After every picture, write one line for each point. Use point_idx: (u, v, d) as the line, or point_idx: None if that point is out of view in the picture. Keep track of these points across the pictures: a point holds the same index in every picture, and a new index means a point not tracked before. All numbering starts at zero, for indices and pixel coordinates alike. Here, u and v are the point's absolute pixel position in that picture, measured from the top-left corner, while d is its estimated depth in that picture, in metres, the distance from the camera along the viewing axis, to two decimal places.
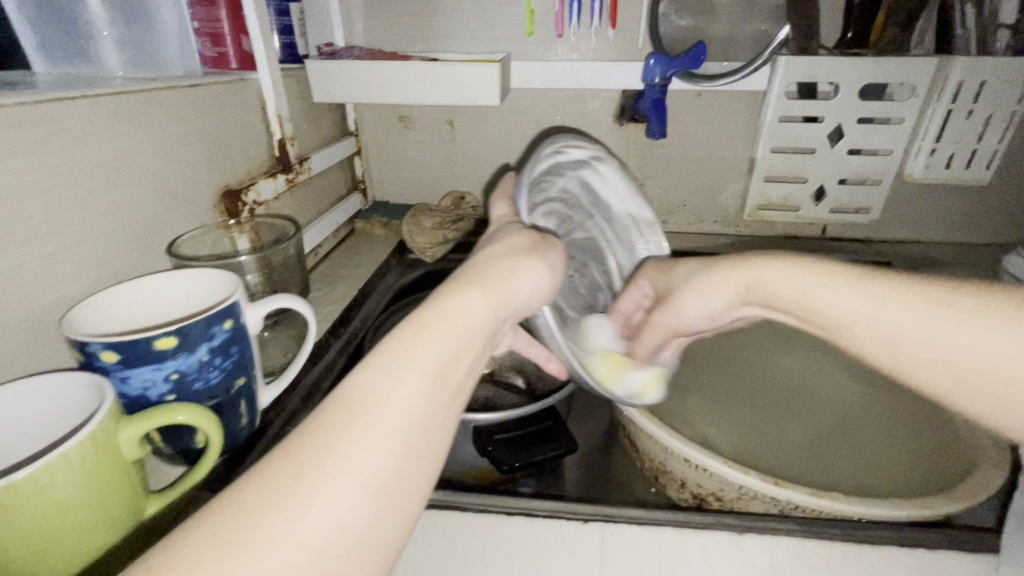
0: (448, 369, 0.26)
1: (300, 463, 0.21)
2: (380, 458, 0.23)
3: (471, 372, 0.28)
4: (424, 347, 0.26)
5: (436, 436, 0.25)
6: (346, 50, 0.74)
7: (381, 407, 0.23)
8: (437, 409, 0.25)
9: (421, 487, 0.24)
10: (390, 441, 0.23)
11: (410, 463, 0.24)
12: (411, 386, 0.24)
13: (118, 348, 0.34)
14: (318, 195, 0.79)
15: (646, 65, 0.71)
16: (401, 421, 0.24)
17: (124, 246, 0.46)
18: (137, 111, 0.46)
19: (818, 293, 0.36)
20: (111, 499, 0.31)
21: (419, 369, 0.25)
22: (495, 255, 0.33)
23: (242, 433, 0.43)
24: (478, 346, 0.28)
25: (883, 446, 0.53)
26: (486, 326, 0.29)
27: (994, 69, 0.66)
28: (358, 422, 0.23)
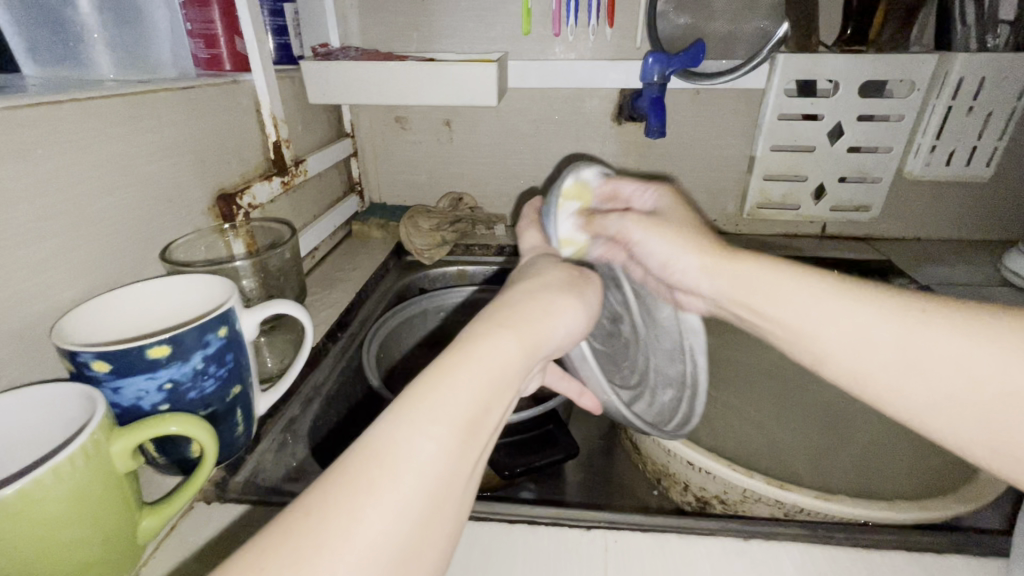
0: (478, 423, 0.25)
1: (320, 521, 0.20)
2: (403, 520, 0.21)
3: (500, 422, 0.27)
4: (454, 398, 0.24)
5: (460, 492, 0.24)
6: (341, 51, 0.74)
7: (408, 463, 0.22)
8: (466, 464, 0.24)
9: (442, 547, 0.23)
10: (416, 500, 0.22)
11: (434, 523, 0.23)
12: (440, 439, 0.23)
13: (110, 358, 0.33)
14: (314, 198, 0.78)
15: (644, 64, 0.71)
16: (429, 478, 0.22)
17: (117, 252, 0.45)
18: (129, 114, 0.45)
19: (783, 290, 0.34)
20: (105, 512, 0.30)
21: (449, 420, 0.24)
22: (530, 288, 0.32)
23: (239, 442, 0.42)
24: (509, 394, 0.27)
25: (886, 446, 0.52)
26: (520, 372, 0.28)
27: (994, 65, 0.65)
28: (380, 480, 0.22)
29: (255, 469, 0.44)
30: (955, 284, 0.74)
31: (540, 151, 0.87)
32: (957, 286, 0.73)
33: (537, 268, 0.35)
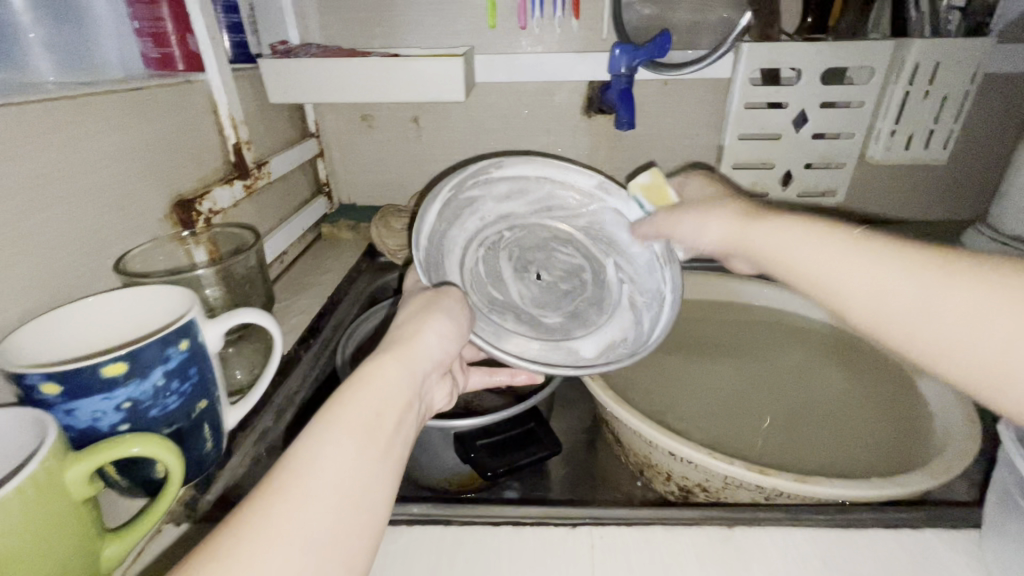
0: (377, 428, 0.29)
1: (247, 528, 0.23)
2: (321, 515, 0.25)
3: (403, 428, 0.31)
4: (351, 411, 0.29)
5: (374, 490, 0.27)
6: (301, 48, 0.71)
7: (317, 469, 0.26)
8: (373, 461, 0.28)
9: (364, 540, 0.26)
10: (329, 497, 0.26)
11: (352, 515, 0.26)
12: (343, 445, 0.27)
13: (61, 378, 0.31)
14: (280, 200, 0.76)
15: (612, 55, 0.70)
16: (337, 477, 0.26)
17: (66, 266, 0.43)
18: (70, 119, 0.42)
19: (792, 242, 0.38)
20: (62, 544, 0.28)
21: (348, 430, 0.28)
22: (409, 319, 0.38)
23: (208, 458, 0.40)
24: (404, 403, 0.31)
25: (863, 417, 0.54)
26: (408, 385, 0.32)
27: (946, 50, 0.67)
28: (294, 487, 0.25)
29: (227, 484, 0.42)
30: None
31: (511, 146, 0.86)
32: None
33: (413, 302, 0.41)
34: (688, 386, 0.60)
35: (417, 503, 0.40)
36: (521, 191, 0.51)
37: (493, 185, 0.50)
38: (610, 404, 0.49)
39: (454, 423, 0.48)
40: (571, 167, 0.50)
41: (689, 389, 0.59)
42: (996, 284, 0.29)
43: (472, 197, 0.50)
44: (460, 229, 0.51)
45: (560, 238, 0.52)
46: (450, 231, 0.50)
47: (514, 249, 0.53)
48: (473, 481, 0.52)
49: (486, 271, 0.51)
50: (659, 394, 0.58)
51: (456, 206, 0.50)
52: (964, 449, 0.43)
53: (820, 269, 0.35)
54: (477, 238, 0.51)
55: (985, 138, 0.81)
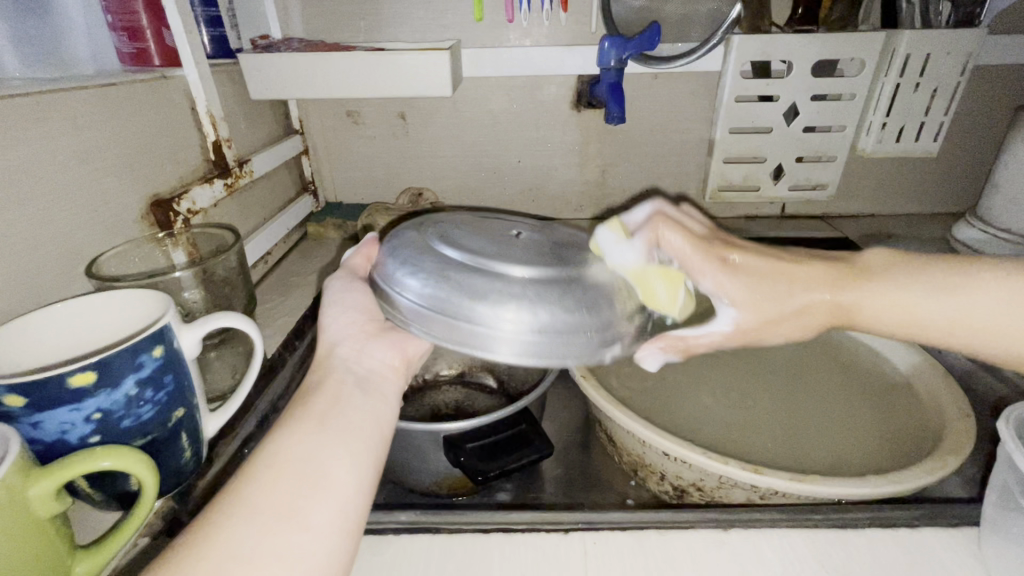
0: (305, 413, 0.33)
1: (213, 515, 0.27)
2: (279, 485, 0.28)
3: (346, 402, 0.34)
4: (292, 413, 0.33)
5: (322, 461, 0.30)
6: (282, 42, 0.69)
7: (266, 456, 0.30)
8: (318, 436, 0.31)
9: (331, 503, 0.29)
10: (280, 471, 0.29)
11: (309, 477, 0.29)
12: (288, 435, 0.31)
13: (26, 390, 0.30)
14: (264, 199, 0.74)
15: (601, 48, 0.68)
16: (283, 454, 0.30)
17: (33, 270, 0.41)
18: (36, 116, 0.40)
19: (905, 297, 0.39)
20: (27, 566, 0.27)
21: (290, 425, 0.32)
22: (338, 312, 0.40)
23: (187, 469, 0.39)
24: (340, 388, 0.35)
25: (845, 400, 0.56)
26: (341, 377, 0.36)
27: (937, 41, 0.67)
28: (250, 474, 0.29)
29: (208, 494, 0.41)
30: None
31: (499, 142, 0.84)
32: None
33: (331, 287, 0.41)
34: (677, 387, 0.59)
35: (406, 510, 0.39)
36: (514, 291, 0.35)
37: (474, 301, 0.35)
38: (602, 403, 0.48)
39: (444, 425, 0.47)
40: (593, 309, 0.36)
41: (680, 387, 0.59)
42: None
43: (439, 304, 0.35)
44: (415, 273, 0.36)
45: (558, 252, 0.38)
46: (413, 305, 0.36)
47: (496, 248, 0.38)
48: (463, 484, 0.51)
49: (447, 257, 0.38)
50: (654, 395, 0.57)
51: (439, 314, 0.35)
52: (958, 448, 0.42)
53: (897, 317, 0.39)
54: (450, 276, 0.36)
55: (974, 131, 0.81)
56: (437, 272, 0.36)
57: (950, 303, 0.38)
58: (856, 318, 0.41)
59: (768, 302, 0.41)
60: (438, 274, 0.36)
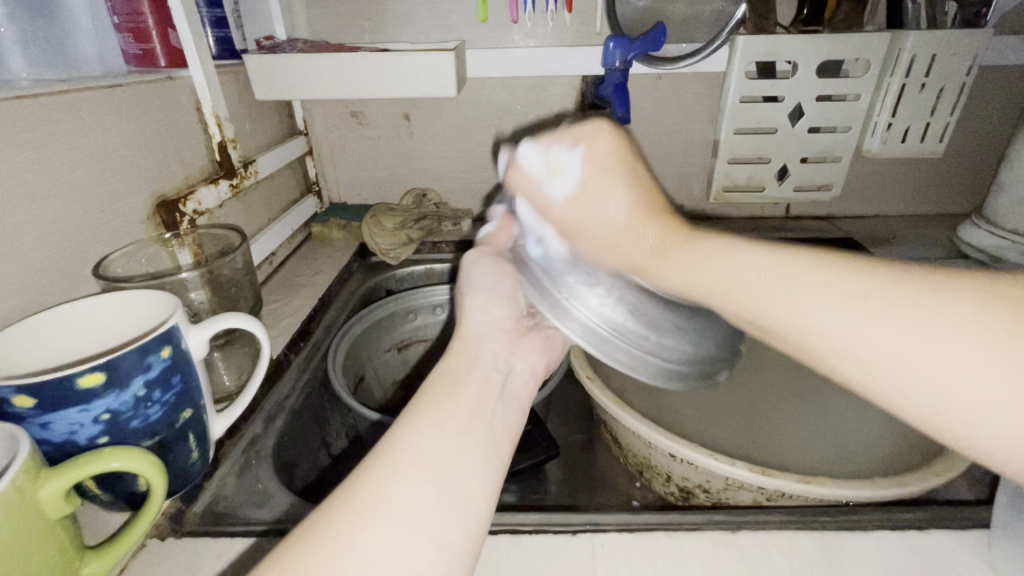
0: (453, 405, 0.32)
1: (362, 503, 0.26)
2: (429, 486, 0.28)
3: (488, 403, 0.34)
4: (437, 403, 0.32)
5: (464, 467, 0.29)
6: (287, 43, 0.69)
7: (413, 447, 0.29)
8: (466, 437, 0.31)
9: (469, 517, 0.28)
10: (428, 467, 0.28)
11: (459, 479, 0.29)
12: (436, 428, 0.30)
13: (33, 391, 0.30)
14: (268, 200, 0.74)
15: (605, 49, 0.68)
16: (430, 451, 0.29)
17: (42, 270, 0.41)
18: (44, 116, 0.40)
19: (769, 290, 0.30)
20: (36, 567, 0.27)
21: (439, 416, 0.31)
22: (478, 304, 0.41)
23: (194, 469, 0.39)
24: (478, 386, 0.34)
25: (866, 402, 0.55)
26: (478, 374, 0.35)
27: (943, 41, 0.66)
28: (395, 465, 0.28)
29: (214, 496, 0.41)
30: (917, 259, 0.75)
31: (503, 143, 0.84)
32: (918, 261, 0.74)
33: (473, 263, 0.43)
34: None
35: None
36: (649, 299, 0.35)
37: (595, 294, 0.34)
38: (607, 404, 0.48)
39: None
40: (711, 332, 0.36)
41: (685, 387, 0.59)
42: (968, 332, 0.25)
43: (566, 293, 0.35)
44: (552, 250, 0.35)
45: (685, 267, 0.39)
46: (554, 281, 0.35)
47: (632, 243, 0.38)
48: None
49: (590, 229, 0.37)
50: (659, 397, 0.57)
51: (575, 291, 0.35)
52: (951, 461, 0.41)
53: (711, 288, 0.32)
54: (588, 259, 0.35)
55: (979, 131, 0.81)
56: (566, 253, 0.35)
57: (771, 286, 0.30)
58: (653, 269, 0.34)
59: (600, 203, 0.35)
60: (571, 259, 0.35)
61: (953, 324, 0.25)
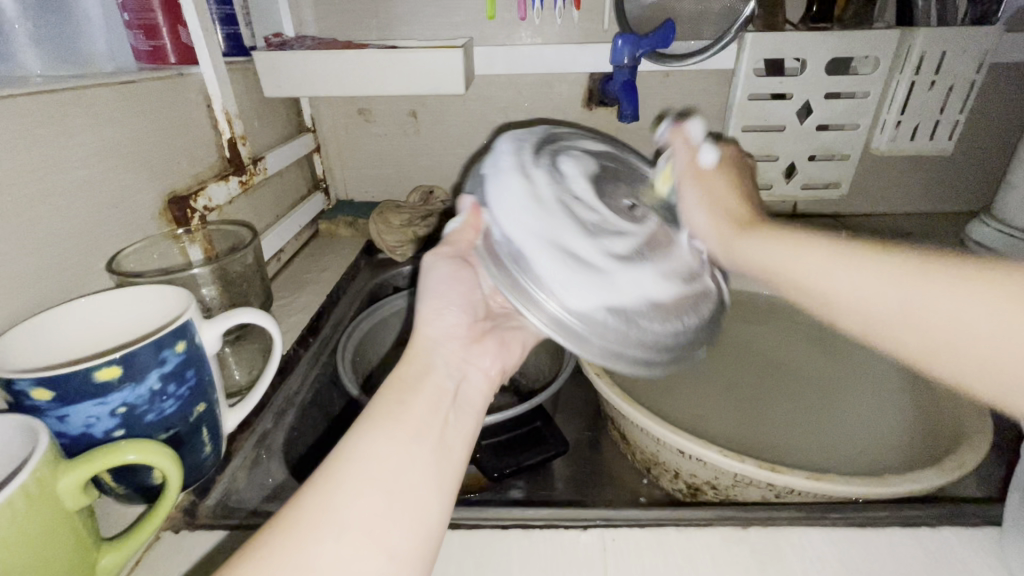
0: (402, 417, 0.31)
1: (307, 516, 0.26)
2: (374, 500, 0.27)
3: (437, 413, 0.33)
4: (385, 413, 0.31)
5: (413, 477, 0.29)
6: (296, 40, 0.70)
7: (360, 460, 0.28)
8: (414, 450, 0.30)
9: (413, 529, 0.28)
10: (374, 480, 0.28)
11: (404, 493, 0.28)
12: (383, 440, 0.30)
13: (52, 384, 0.30)
14: (277, 196, 0.74)
15: (614, 46, 0.68)
16: (376, 463, 0.29)
17: (56, 265, 0.41)
18: (58, 112, 0.40)
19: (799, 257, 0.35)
20: (54, 559, 0.27)
21: (388, 427, 0.30)
22: (429, 309, 0.40)
23: (206, 463, 0.39)
24: (430, 395, 0.34)
25: (875, 400, 0.55)
26: (430, 382, 0.35)
27: (953, 39, 0.66)
28: (342, 477, 0.28)
29: (226, 490, 0.41)
30: None
31: None
32: None
33: (432, 265, 0.41)
34: (690, 382, 0.59)
35: None
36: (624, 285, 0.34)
37: (555, 280, 0.33)
38: (615, 400, 0.48)
39: None
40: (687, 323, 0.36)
41: (693, 384, 0.59)
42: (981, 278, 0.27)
43: (536, 274, 0.33)
44: (519, 234, 0.34)
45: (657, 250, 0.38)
46: (515, 268, 0.34)
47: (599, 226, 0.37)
48: (477, 481, 0.51)
49: (558, 210, 0.36)
50: (666, 393, 0.58)
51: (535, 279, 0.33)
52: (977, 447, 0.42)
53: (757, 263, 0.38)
54: (551, 244, 0.34)
55: (989, 129, 0.80)
56: (527, 239, 0.34)
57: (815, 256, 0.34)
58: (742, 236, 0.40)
59: (715, 188, 0.45)
60: (545, 248, 0.34)
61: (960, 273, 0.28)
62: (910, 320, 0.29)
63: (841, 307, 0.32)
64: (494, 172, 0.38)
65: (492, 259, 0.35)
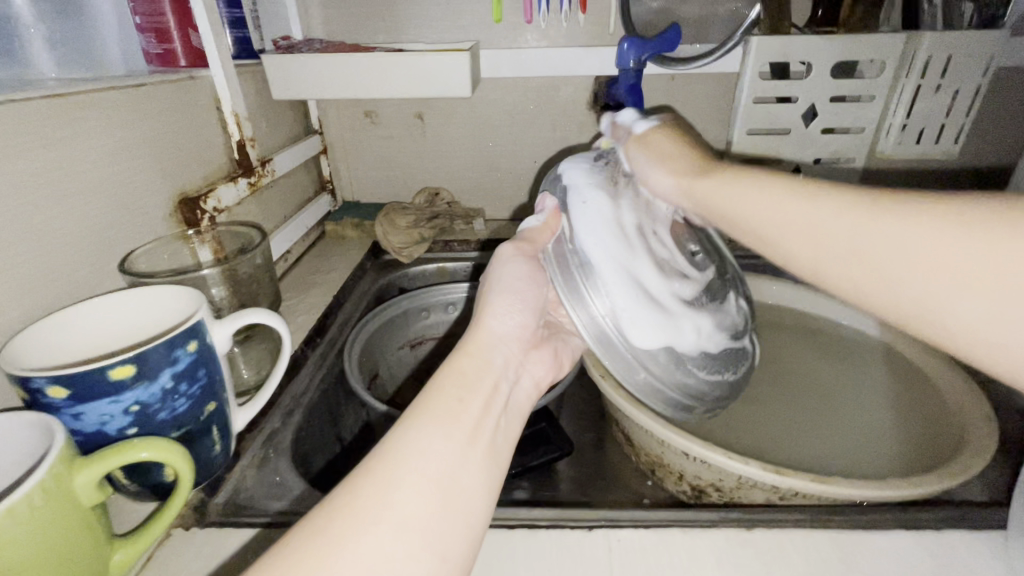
0: (457, 413, 0.31)
1: (360, 505, 0.26)
2: (424, 496, 0.27)
3: (488, 412, 0.33)
4: (442, 405, 0.31)
5: (467, 479, 0.29)
6: (304, 43, 0.70)
7: (415, 453, 0.29)
8: (467, 450, 0.30)
9: (460, 531, 0.28)
10: (426, 476, 0.28)
11: (453, 493, 0.28)
12: (439, 434, 0.30)
13: (68, 382, 0.31)
14: (284, 198, 0.75)
15: (619, 49, 0.69)
16: (430, 459, 0.29)
17: (69, 265, 0.42)
18: (73, 116, 0.41)
19: (752, 197, 0.35)
20: (70, 554, 0.28)
21: (444, 421, 0.30)
22: (500, 299, 0.39)
23: (216, 461, 0.40)
24: (485, 393, 0.33)
25: (880, 406, 0.55)
26: (486, 379, 0.34)
27: (959, 42, 0.66)
28: (396, 469, 0.28)
29: (235, 488, 0.42)
30: None
31: (515, 142, 0.85)
32: None
33: (508, 259, 0.40)
34: None
35: None
36: (681, 326, 0.37)
37: (613, 302, 0.35)
38: (619, 402, 0.48)
39: None
40: (718, 371, 0.39)
41: None
42: (953, 221, 0.27)
43: (599, 289, 0.35)
44: (598, 253, 0.35)
45: (705, 298, 0.41)
46: (580, 279, 0.35)
47: (660, 266, 0.38)
48: None
49: (631, 239, 0.38)
50: None
51: (595, 296, 0.35)
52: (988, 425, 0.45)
53: (725, 209, 0.37)
54: (620, 271, 0.35)
55: (995, 133, 0.80)
56: (599, 258, 0.35)
57: (781, 206, 0.34)
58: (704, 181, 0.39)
59: (673, 158, 0.40)
60: (616, 273, 0.35)
61: (925, 218, 0.28)
62: (865, 266, 0.30)
63: (797, 252, 0.33)
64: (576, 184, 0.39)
65: (562, 264, 0.36)
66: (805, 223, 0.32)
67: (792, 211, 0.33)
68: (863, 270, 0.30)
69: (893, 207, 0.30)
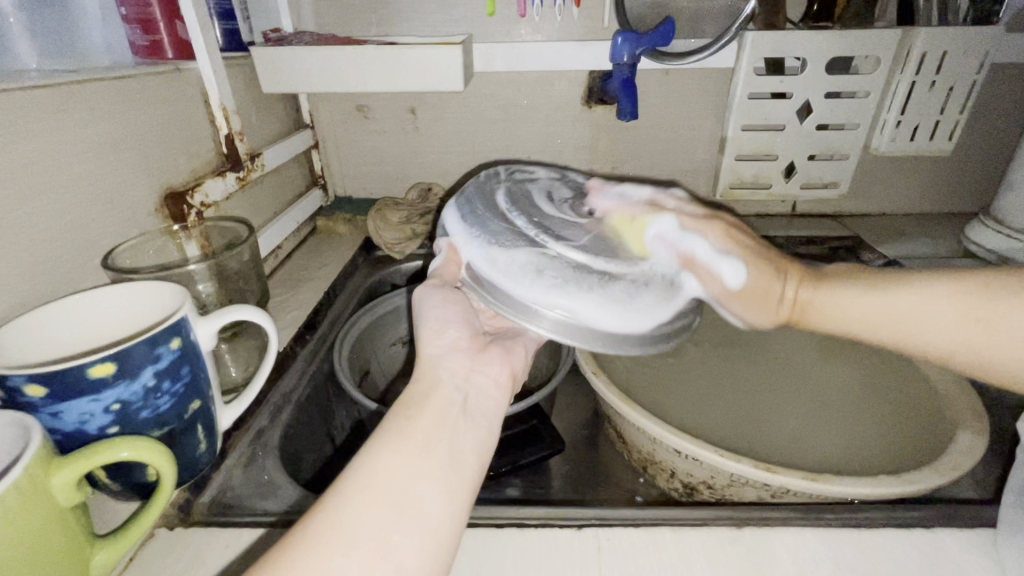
0: (409, 433, 0.31)
1: (310, 538, 0.26)
2: (378, 518, 0.27)
3: (443, 426, 0.32)
4: (392, 430, 0.31)
5: (423, 495, 0.28)
6: (294, 36, 0.69)
7: (367, 478, 0.28)
8: (420, 466, 0.29)
9: (422, 546, 0.27)
10: (380, 499, 0.27)
11: (408, 513, 0.27)
12: (391, 456, 0.29)
13: (45, 380, 0.30)
14: (274, 193, 0.74)
15: (613, 43, 0.68)
16: (384, 481, 0.28)
17: (51, 261, 0.41)
18: (52, 108, 0.40)
19: (847, 301, 0.37)
20: (48, 555, 0.27)
21: (395, 444, 0.30)
22: (433, 317, 0.40)
23: (202, 460, 0.39)
24: (438, 409, 0.33)
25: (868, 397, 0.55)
26: (438, 396, 0.34)
27: (955, 38, 0.66)
28: (349, 497, 0.27)
29: (221, 488, 0.41)
30: (923, 257, 0.75)
31: (508, 137, 0.84)
32: (924, 260, 0.74)
33: (422, 296, 0.41)
34: (684, 382, 0.59)
35: None
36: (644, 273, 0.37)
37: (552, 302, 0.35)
38: (610, 400, 0.48)
39: None
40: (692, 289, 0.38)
41: (688, 383, 0.59)
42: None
43: (535, 304, 0.35)
44: (521, 285, 0.35)
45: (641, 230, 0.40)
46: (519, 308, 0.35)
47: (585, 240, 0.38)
48: None
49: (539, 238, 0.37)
50: (659, 391, 0.58)
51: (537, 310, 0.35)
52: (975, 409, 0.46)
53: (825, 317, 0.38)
54: (542, 269, 0.35)
55: (990, 130, 0.80)
56: (518, 277, 0.35)
57: (873, 302, 0.36)
58: (806, 318, 0.39)
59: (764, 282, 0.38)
60: (538, 278, 0.35)
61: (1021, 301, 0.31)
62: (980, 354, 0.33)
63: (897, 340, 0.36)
64: (507, 304, 0.35)
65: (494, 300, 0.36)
66: (904, 318, 0.35)
67: (895, 305, 0.36)
68: (969, 353, 0.33)
69: (986, 289, 0.33)
